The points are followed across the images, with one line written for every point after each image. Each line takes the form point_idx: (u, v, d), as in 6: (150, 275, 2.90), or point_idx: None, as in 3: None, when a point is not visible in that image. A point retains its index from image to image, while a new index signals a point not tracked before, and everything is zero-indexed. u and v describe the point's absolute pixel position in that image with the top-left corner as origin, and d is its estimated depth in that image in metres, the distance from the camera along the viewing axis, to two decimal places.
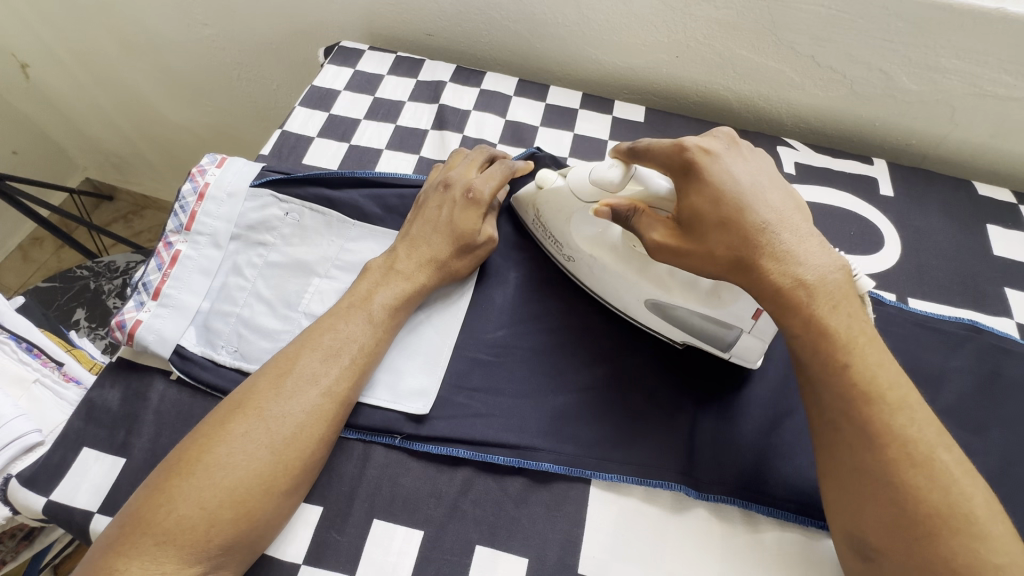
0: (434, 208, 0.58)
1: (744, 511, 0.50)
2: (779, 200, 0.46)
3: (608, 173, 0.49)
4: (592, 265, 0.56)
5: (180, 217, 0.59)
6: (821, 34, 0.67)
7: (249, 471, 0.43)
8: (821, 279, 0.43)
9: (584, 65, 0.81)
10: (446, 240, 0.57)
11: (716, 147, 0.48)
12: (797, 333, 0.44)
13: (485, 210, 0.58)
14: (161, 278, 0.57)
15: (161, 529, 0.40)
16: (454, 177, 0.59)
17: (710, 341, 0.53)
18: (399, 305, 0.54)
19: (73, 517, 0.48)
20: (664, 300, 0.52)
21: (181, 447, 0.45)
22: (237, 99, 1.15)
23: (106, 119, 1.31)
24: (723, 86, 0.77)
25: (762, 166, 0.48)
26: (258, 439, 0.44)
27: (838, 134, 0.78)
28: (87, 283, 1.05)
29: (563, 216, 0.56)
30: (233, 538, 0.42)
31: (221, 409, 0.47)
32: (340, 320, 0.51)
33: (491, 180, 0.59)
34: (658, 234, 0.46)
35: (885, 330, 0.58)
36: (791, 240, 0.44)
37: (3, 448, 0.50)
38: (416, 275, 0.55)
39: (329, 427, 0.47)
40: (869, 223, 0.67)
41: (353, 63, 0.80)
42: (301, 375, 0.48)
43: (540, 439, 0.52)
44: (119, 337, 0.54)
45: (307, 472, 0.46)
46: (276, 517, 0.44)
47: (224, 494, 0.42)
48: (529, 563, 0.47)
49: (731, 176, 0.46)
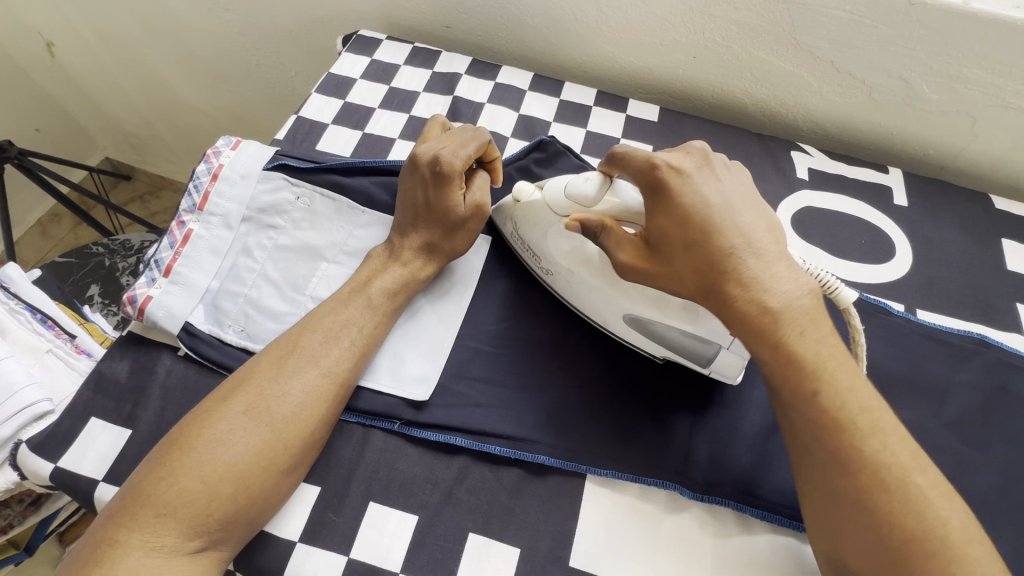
0: (410, 190, 0.57)
1: (738, 513, 0.50)
2: (750, 222, 0.46)
3: (585, 187, 0.50)
4: (569, 278, 0.55)
5: (194, 197, 0.60)
6: (841, 39, 0.67)
7: (248, 449, 0.44)
8: (787, 306, 0.43)
9: (600, 63, 0.80)
10: (431, 221, 0.56)
11: (687, 166, 0.47)
12: (767, 360, 0.43)
13: (460, 180, 0.55)
14: (173, 256, 0.57)
15: (162, 502, 0.41)
16: (422, 152, 0.56)
17: (691, 357, 0.53)
18: (403, 291, 0.55)
19: (78, 484, 0.49)
20: (644, 316, 0.51)
21: (181, 425, 0.45)
22: (256, 84, 1.16)
23: (127, 99, 1.33)
24: (739, 88, 0.77)
25: (734, 183, 0.48)
26: (260, 417, 0.45)
27: (854, 142, 0.77)
28: (101, 260, 1.07)
29: (541, 226, 0.55)
30: (233, 514, 0.43)
31: (224, 387, 0.47)
32: (342, 305, 0.52)
33: (464, 147, 0.55)
34: (624, 253, 0.47)
35: (891, 340, 0.57)
36: (757, 265, 0.44)
37: (15, 415, 0.53)
38: (411, 260, 0.56)
39: (328, 407, 0.48)
40: (881, 232, 0.66)
41: (370, 52, 0.80)
42: (303, 356, 0.48)
43: (537, 432, 0.52)
44: (130, 312, 0.55)
45: (308, 451, 0.47)
46: (278, 495, 0.46)
47: (224, 471, 0.43)
48: (520, 553, 0.48)
49: (701, 198, 0.45)
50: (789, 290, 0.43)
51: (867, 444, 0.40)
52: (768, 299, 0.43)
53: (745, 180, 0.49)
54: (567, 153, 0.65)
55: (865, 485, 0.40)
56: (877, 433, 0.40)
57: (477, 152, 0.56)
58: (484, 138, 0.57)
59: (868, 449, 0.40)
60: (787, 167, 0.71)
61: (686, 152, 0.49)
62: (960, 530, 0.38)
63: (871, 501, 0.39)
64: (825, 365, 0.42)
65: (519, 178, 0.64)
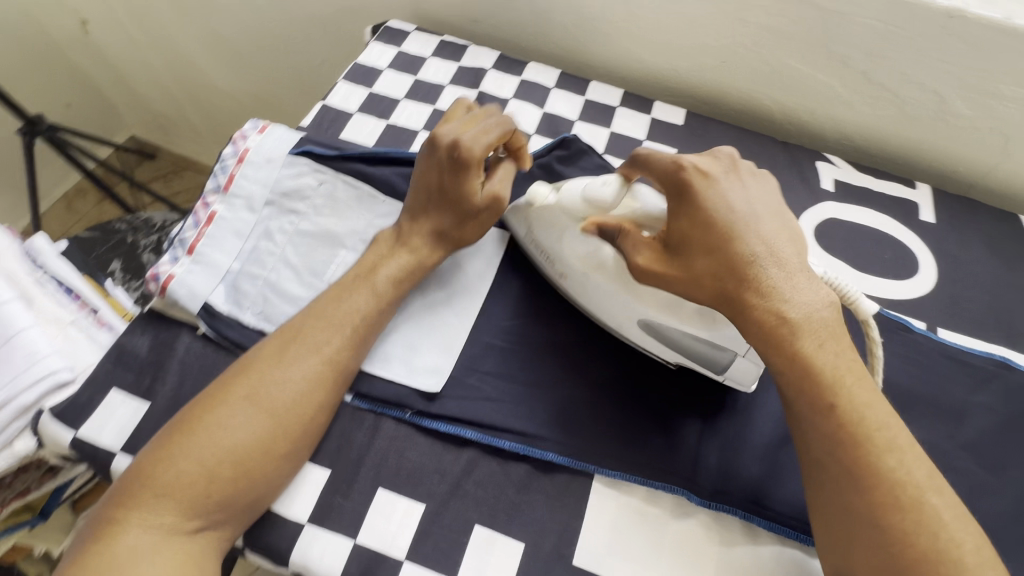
0: (427, 172, 0.55)
1: (745, 522, 0.49)
2: (773, 230, 0.45)
3: (603, 190, 0.51)
4: (584, 280, 0.54)
5: (219, 178, 0.61)
6: (876, 50, 0.65)
7: (248, 434, 0.45)
8: (808, 317, 0.43)
9: (627, 64, 0.80)
10: (445, 205, 0.55)
11: (715, 171, 0.47)
12: (783, 368, 0.43)
13: (479, 167, 0.54)
14: (197, 235, 0.58)
15: (161, 483, 0.42)
16: (443, 133, 0.55)
17: (704, 363, 0.52)
18: (407, 278, 0.55)
19: (97, 453, 0.50)
20: (657, 321, 0.50)
21: (184, 409, 0.46)
22: (283, 70, 1.17)
23: (156, 79, 1.35)
24: (767, 95, 0.76)
25: (759, 191, 0.48)
26: (260, 403, 0.46)
27: (882, 155, 0.76)
28: (124, 237, 1.09)
29: (556, 229, 0.55)
30: (233, 498, 0.44)
31: (226, 372, 0.48)
32: (347, 292, 0.53)
33: (486, 134, 0.54)
34: (641, 257, 0.46)
35: (909, 357, 0.57)
36: (778, 275, 0.43)
37: (37, 384, 0.56)
38: (417, 245, 0.56)
39: (328, 395, 0.49)
40: (905, 247, 0.65)
41: (398, 42, 0.81)
42: (305, 344, 0.49)
43: (546, 429, 0.52)
44: (153, 289, 0.56)
45: (308, 437, 0.48)
46: (278, 480, 0.46)
47: (223, 455, 0.44)
48: (524, 548, 0.48)
49: (726, 204, 0.45)
50: (802, 303, 0.43)
51: (880, 461, 0.40)
52: (780, 310, 0.43)
53: (773, 186, 0.49)
54: (590, 152, 0.65)
55: (877, 502, 0.39)
56: (891, 450, 0.40)
57: (500, 140, 0.55)
58: (508, 125, 0.56)
59: (882, 466, 0.39)
60: (811, 177, 0.70)
61: (715, 156, 0.49)
62: (973, 554, 0.37)
63: (883, 519, 0.39)
64: (839, 379, 0.42)
65: (539, 175, 0.64)
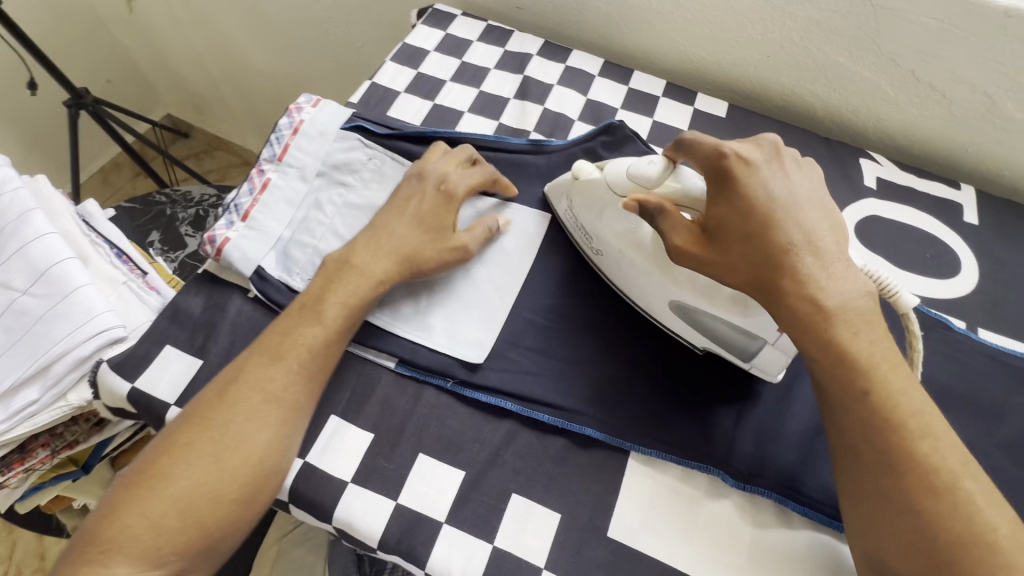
0: (405, 198, 0.58)
1: (779, 506, 0.50)
2: (815, 220, 0.45)
3: (647, 169, 0.48)
4: (621, 260, 0.55)
5: (275, 147, 0.63)
6: (926, 48, 0.65)
7: (193, 481, 0.44)
8: (842, 307, 0.42)
9: (671, 55, 0.80)
10: (416, 229, 0.56)
11: (756, 157, 0.47)
12: (816, 356, 0.43)
13: (457, 205, 0.58)
14: (251, 202, 0.60)
15: (109, 540, 0.42)
16: (430, 167, 0.59)
17: (733, 351, 0.52)
18: (358, 311, 0.53)
19: (152, 406, 0.53)
20: (690, 304, 0.51)
21: (138, 464, 0.46)
22: (322, 53, 1.19)
23: (196, 58, 1.38)
24: (811, 91, 0.76)
25: (808, 179, 0.48)
26: (204, 449, 0.45)
27: (926, 156, 0.75)
28: (163, 209, 1.12)
29: (597, 208, 0.55)
30: (189, 546, 0.43)
31: (176, 420, 0.48)
32: (299, 327, 0.51)
33: (468, 176, 0.59)
34: (680, 239, 0.47)
35: (950, 356, 0.57)
36: (815, 265, 0.43)
37: (92, 339, 0.56)
38: (374, 269, 0.54)
39: (274, 433, 0.47)
40: (946, 247, 0.65)
41: (444, 26, 0.82)
42: (246, 383, 0.48)
43: (585, 405, 0.53)
44: (209, 251, 0.58)
45: (261, 481, 0.46)
46: (236, 526, 0.45)
47: (170, 507, 0.43)
48: (561, 518, 0.49)
49: (766, 190, 0.45)
50: (844, 292, 0.42)
51: (925, 449, 0.40)
52: (826, 297, 0.42)
53: (818, 176, 0.49)
54: (636, 139, 0.66)
55: None
56: (935, 438, 0.40)
57: (478, 184, 0.60)
58: (488, 172, 0.61)
59: (927, 454, 0.40)
60: (854, 174, 0.70)
61: (758, 142, 0.49)
62: None
63: None
64: (882, 369, 0.41)
65: (584, 159, 0.66)
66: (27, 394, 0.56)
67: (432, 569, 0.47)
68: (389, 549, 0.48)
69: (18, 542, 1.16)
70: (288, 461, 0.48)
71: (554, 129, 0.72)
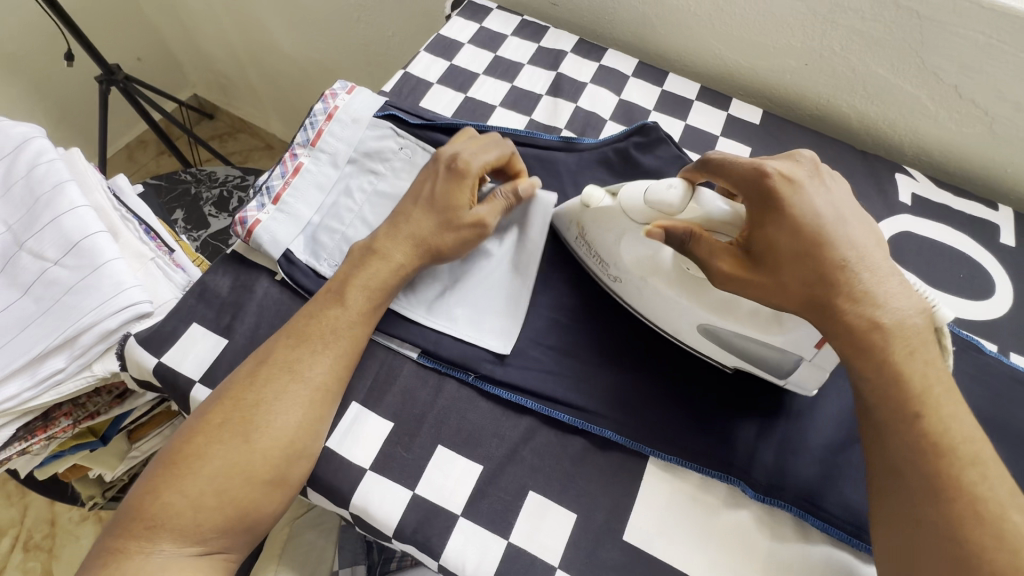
0: (421, 182, 0.57)
1: (798, 521, 0.49)
2: (861, 235, 0.44)
3: (667, 194, 0.47)
4: (641, 287, 0.53)
5: (308, 132, 0.63)
6: (972, 64, 0.63)
7: (228, 461, 0.45)
8: (900, 324, 0.41)
9: (705, 59, 0.79)
10: (431, 217, 0.55)
11: (799, 175, 0.46)
12: (867, 374, 0.42)
13: (470, 182, 0.56)
14: (283, 185, 0.60)
15: (152, 516, 0.44)
16: (447, 148, 0.58)
17: (769, 369, 0.51)
18: (382, 296, 0.54)
19: (178, 381, 0.54)
20: (719, 327, 0.50)
21: (172, 445, 0.47)
22: (350, 41, 1.19)
23: (225, 39, 1.38)
24: (848, 102, 0.74)
25: (844, 197, 0.46)
26: (236, 429, 0.46)
27: (964, 174, 0.74)
28: (188, 188, 1.13)
29: (614, 233, 0.53)
30: (227, 524, 0.45)
31: (209, 400, 0.49)
32: (324, 311, 0.52)
33: (487, 152, 0.57)
34: (723, 262, 0.45)
35: (980, 379, 0.56)
36: (870, 280, 0.42)
37: (119, 312, 0.56)
38: (397, 257, 0.54)
39: (303, 416, 0.48)
40: (981, 267, 0.64)
41: (479, 19, 0.82)
42: (275, 366, 0.49)
43: (605, 408, 0.53)
44: (239, 232, 0.58)
45: (292, 462, 0.47)
46: (271, 506, 0.46)
47: (207, 484, 0.44)
48: (577, 519, 0.49)
49: (813, 208, 0.44)
50: (871, 320, 0.41)
51: None
52: (855, 323, 0.41)
53: (854, 192, 0.48)
54: (670, 142, 0.65)
55: None
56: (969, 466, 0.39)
57: (498, 161, 0.58)
58: (509, 148, 0.59)
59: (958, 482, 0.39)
60: (888, 189, 0.69)
61: (797, 160, 0.47)
62: None
63: None
64: (911, 397, 0.40)
65: (615, 160, 0.65)
66: (53, 362, 0.56)
67: (446, 561, 0.47)
68: (404, 539, 0.48)
69: (31, 507, 1.18)
70: (318, 444, 0.49)
71: (586, 128, 0.72)
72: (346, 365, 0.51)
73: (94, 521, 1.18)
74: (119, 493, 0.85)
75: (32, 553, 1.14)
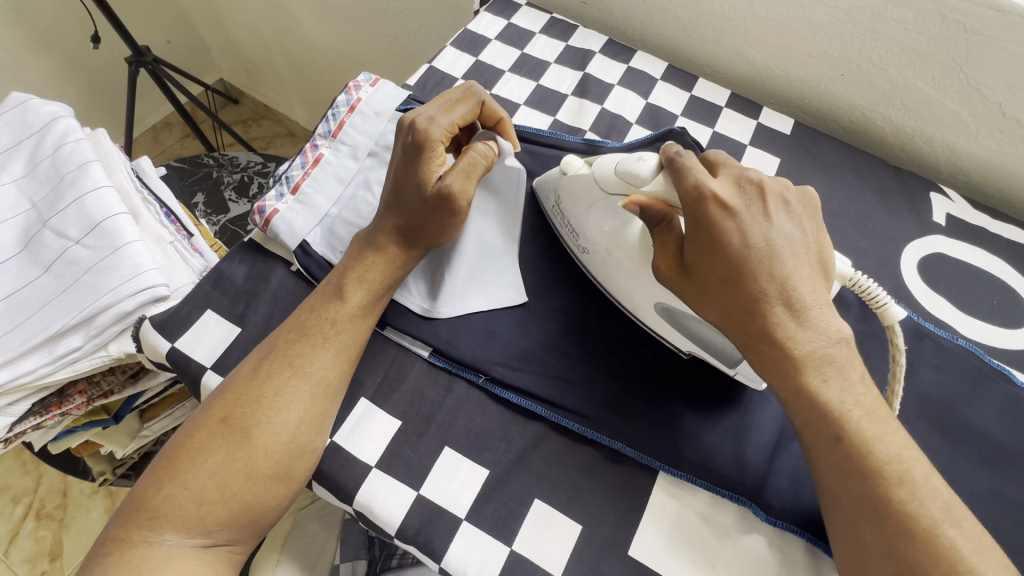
0: (395, 157, 0.55)
1: (811, 547, 0.48)
2: (799, 263, 0.42)
3: (636, 166, 0.47)
4: (606, 258, 0.53)
5: (330, 123, 0.63)
6: (1019, 81, 0.60)
7: (229, 454, 0.45)
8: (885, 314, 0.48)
9: (737, 66, 0.77)
10: (406, 206, 0.53)
11: (738, 203, 0.43)
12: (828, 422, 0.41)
13: (434, 151, 0.52)
14: (302, 175, 0.60)
15: (154, 507, 0.44)
16: (406, 116, 0.55)
17: (718, 355, 0.50)
18: (382, 289, 0.53)
19: (190, 367, 0.54)
20: (675, 306, 0.50)
21: (173, 442, 0.47)
22: (376, 32, 1.18)
23: (252, 25, 1.38)
24: (883, 116, 0.72)
25: (792, 226, 0.44)
26: (236, 425, 0.46)
27: (1002, 195, 0.71)
28: (210, 172, 1.14)
29: (584, 203, 0.53)
30: (232, 517, 0.45)
31: (212, 395, 0.49)
32: (322, 306, 0.51)
33: (446, 114, 0.54)
34: (663, 264, 0.46)
35: (1009, 412, 0.53)
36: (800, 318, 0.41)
37: (137, 295, 0.57)
38: (391, 249, 0.53)
39: (302, 412, 0.47)
40: (1016, 295, 0.61)
41: (508, 14, 0.81)
42: (276, 361, 0.49)
43: (615, 419, 0.51)
44: (257, 221, 0.58)
45: (294, 457, 0.47)
46: (275, 499, 0.46)
47: (209, 478, 0.44)
48: (582, 531, 0.48)
49: (749, 241, 0.42)
50: (815, 340, 0.41)
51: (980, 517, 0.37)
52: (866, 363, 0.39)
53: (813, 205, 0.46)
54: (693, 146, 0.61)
55: None
56: None
57: (459, 120, 0.55)
58: (473, 102, 0.56)
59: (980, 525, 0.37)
60: (921, 208, 0.66)
61: (740, 186, 0.44)
62: None
63: None
64: None
65: None
66: (70, 340, 0.57)
67: (447, 565, 0.47)
68: (406, 540, 0.48)
69: (44, 478, 1.21)
70: (320, 439, 0.49)
71: (611, 130, 0.71)
72: (350, 359, 0.51)
73: (104, 495, 1.20)
74: (129, 471, 0.86)
75: (44, 522, 1.16)
